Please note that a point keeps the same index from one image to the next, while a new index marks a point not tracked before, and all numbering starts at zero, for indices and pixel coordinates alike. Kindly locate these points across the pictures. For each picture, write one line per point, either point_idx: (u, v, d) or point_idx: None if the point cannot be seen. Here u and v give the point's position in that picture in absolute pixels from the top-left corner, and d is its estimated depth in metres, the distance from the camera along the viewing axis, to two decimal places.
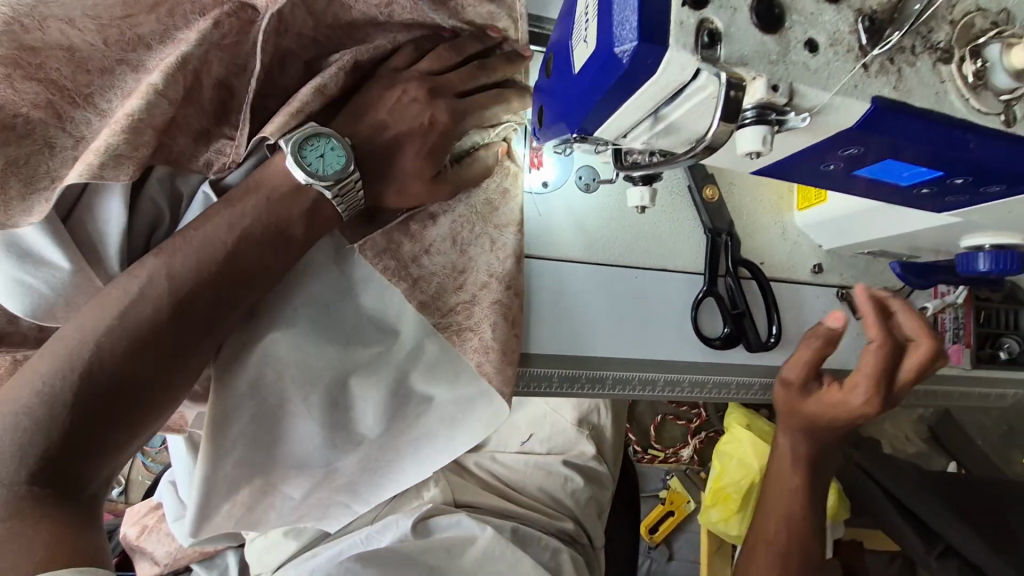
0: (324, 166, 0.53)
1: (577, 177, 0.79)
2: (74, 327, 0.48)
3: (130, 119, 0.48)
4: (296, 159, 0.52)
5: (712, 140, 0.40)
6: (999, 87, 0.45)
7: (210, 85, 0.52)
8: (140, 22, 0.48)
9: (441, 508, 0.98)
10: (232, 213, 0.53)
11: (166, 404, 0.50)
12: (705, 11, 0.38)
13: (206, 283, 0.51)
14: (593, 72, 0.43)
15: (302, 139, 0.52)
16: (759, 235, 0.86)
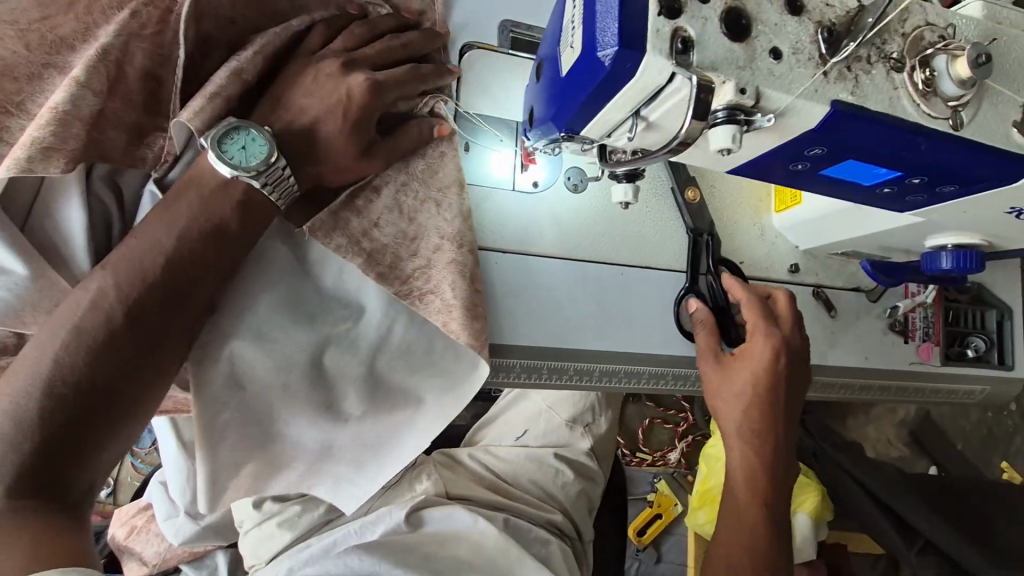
0: (246, 157, 0.59)
1: (566, 177, 0.83)
2: (34, 349, 0.56)
3: (57, 111, 0.54)
4: (217, 154, 0.58)
5: (686, 136, 0.44)
6: (947, 94, 0.49)
7: (135, 76, 0.58)
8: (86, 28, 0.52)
9: (433, 500, 1.01)
10: (167, 217, 0.60)
11: (133, 410, 0.59)
12: (679, 21, 0.42)
13: (149, 290, 0.58)
14: (578, 76, 0.47)
15: (221, 135, 0.58)
16: (737, 236, 0.90)
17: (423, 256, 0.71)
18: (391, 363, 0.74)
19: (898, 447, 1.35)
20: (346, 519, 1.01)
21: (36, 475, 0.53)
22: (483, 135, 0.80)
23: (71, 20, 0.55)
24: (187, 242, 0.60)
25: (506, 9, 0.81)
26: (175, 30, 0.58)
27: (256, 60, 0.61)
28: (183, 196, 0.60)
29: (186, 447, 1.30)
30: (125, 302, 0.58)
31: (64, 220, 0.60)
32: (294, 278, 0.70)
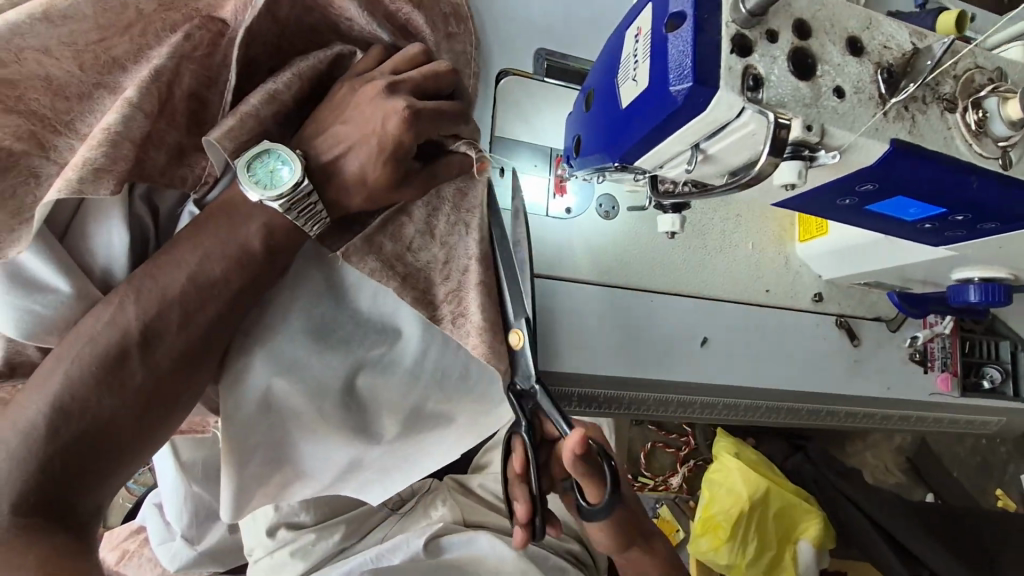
0: (273, 182, 0.57)
1: (597, 205, 0.83)
2: (54, 364, 0.54)
3: (108, 132, 0.53)
4: (246, 178, 0.57)
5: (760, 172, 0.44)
6: (997, 134, 0.50)
7: (181, 97, 0.58)
8: (114, 44, 0.54)
9: (453, 527, 0.99)
10: (191, 237, 0.59)
11: (145, 432, 0.58)
12: (750, 59, 0.43)
13: (167, 306, 0.57)
14: (643, 108, 0.47)
15: (250, 159, 0.57)
16: (765, 265, 0.91)
17: (457, 279, 0.70)
18: (416, 390, 0.74)
19: (895, 474, 1.32)
20: (360, 547, 0.98)
21: (41, 493, 0.51)
22: (515, 159, 0.80)
23: (126, 41, 0.54)
24: (215, 266, 0.59)
25: (541, 38, 0.83)
26: (225, 54, 0.59)
27: (294, 82, 0.61)
28: (216, 221, 0.60)
29: (188, 468, 1.26)
30: (147, 319, 0.57)
31: (101, 240, 0.59)
32: (330, 305, 0.69)
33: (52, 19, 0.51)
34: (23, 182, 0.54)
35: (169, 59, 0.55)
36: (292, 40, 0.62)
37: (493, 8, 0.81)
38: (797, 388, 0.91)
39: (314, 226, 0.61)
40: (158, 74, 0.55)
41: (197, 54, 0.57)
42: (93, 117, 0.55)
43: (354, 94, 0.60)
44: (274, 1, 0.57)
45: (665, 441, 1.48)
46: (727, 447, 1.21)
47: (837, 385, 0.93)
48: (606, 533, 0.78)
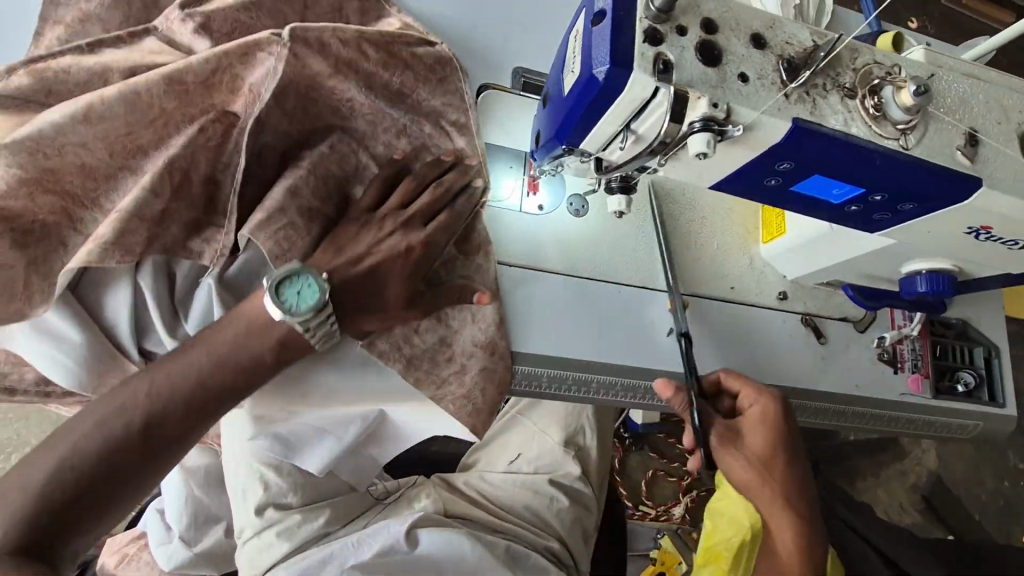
0: (298, 301, 0.68)
1: (568, 204, 0.91)
2: (72, 425, 0.63)
3: (124, 212, 0.65)
4: (275, 299, 0.68)
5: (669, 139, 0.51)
6: (895, 118, 0.57)
7: (196, 180, 0.69)
8: (140, 137, 0.66)
9: (430, 519, 1.01)
10: (214, 336, 0.69)
11: (137, 495, 0.65)
12: (660, 47, 0.51)
13: (185, 395, 0.67)
14: (577, 94, 0.56)
15: (280, 279, 0.68)
16: (732, 263, 0.97)
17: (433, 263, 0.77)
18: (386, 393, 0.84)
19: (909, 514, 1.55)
20: (343, 533, 1.03)
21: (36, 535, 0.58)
22: (491, 168, 0.89)
23: (149, 134, 0.67)
24: (224, 372, 0.68)
25: (520, 59, 0.94)
26: (236, 142, 0.69)
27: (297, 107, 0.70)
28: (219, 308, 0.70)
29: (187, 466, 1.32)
30: (160, 400, 0.66)
31: (113, 305, 0.72)
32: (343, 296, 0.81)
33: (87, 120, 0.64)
34: (52, 249, 0.68)
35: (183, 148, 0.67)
36: (304, 129, 0.72)
37: (477, 32, 0.93)
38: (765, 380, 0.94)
39: (324, 342, 0.72)
40: (173, 162, 0.67)
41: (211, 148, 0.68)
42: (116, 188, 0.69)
43: (359, 224, 0.75)
44: (281, 99, 0.67)
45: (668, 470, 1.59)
46: None
47: (806, 380, 0.96)
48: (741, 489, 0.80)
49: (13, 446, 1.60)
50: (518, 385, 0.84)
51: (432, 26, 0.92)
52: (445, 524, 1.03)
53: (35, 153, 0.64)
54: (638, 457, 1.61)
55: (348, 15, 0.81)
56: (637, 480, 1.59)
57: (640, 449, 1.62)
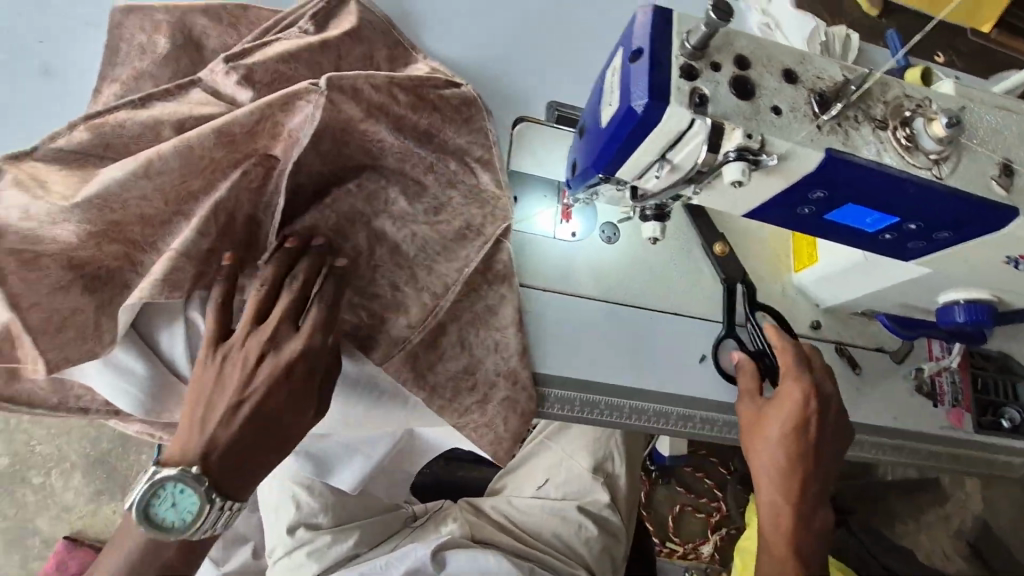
0: (180, 513, 0.57)
1: (601, 231, 0.93)
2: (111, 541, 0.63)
3: (174, 258, 0.68)
4: (156, 524, 0.57)
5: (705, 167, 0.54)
6: (927, 148, 0.58)
7: (241, 221, 0.72)
8: (191, 183, 0.69)
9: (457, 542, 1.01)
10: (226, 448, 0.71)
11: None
12: (696, 82, 0.54)
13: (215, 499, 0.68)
14: (615, 126, 0.59)
15: (146, 502, 0.57)
16: (764, 292, 0.98)
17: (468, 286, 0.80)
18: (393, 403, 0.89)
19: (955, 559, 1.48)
20: (372, 555, 1.03)
21: None
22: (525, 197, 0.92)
23: (200, 179, 0.70)
24: None
25: (552, 93, 0.98)
26: (276, 183, 0.72)
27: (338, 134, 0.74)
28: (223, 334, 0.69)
29: None
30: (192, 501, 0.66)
31: (167, 343, 0.75)
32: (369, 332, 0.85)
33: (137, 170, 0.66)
34: (117, 292, 0.70)
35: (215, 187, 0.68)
36: (337, 167, 0.75)
37: (510, 70, 0.98)
38: None
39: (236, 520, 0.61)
40: (219, 206, 0.70)
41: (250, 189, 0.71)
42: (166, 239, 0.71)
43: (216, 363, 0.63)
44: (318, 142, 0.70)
45: (695, 505, 1.55)
46: None
47: None
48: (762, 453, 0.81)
49: (53, 463, 1.66)
50: (550, 407, 0.85)
51: (462, 69, 0.96)
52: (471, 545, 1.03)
53: (100, 207, 0.66)
54: (665, 490, 1.57)
55: (378, 62, 0.87)
56: (664, 516, 1.55)
57: (666, 482, 1.58)
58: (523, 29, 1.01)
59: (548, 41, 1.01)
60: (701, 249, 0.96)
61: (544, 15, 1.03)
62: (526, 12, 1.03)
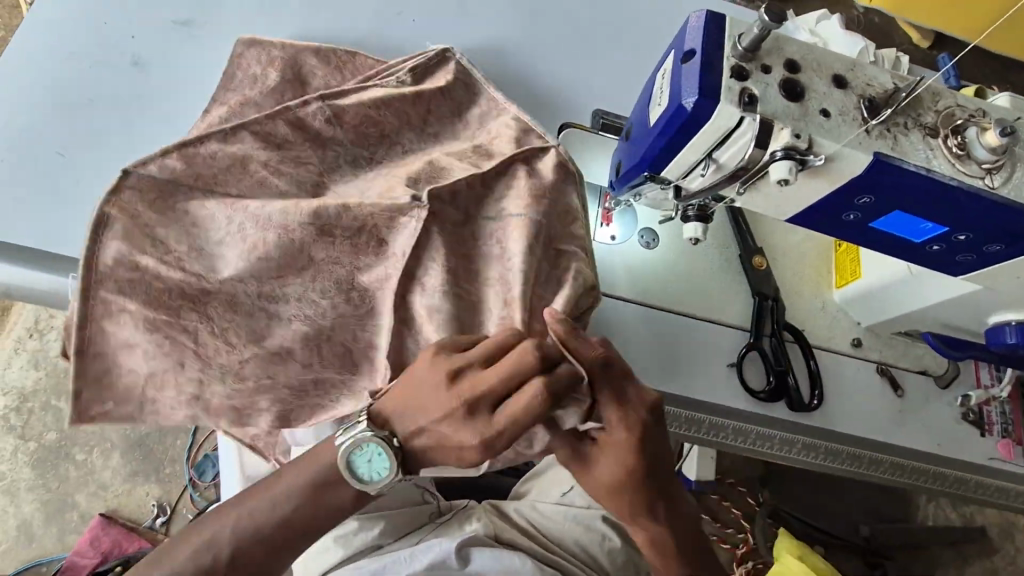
0: (370, 470, 0.62)
1: (640, 236, 0.94)
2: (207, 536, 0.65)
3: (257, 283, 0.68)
4: (348, 473, 0.62)
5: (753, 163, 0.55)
6: (980, 158, 0.58)
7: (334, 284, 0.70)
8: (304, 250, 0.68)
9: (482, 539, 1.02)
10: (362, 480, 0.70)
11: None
12: (746, 83, 0.56)
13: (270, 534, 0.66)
14: (663, 123, 0.61)
15: (349, 456, 0.61)
16: (803, 307, 0.97)
17: None
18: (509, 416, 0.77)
19: None
20: (395, 547, 1.04)
21: None
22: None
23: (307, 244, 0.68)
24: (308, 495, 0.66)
25: (599, 102, 1.01)
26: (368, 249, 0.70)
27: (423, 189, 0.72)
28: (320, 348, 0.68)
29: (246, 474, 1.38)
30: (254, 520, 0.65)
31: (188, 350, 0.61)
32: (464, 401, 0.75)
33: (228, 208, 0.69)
34: None
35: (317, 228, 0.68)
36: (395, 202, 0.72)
37: (560, 79, 1.02)
38: (837, 428, 0.91)
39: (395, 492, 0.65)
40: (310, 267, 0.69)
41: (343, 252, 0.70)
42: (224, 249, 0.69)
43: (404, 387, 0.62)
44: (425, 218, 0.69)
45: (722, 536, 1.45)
46: (790, 548, 1.17)
47: (882, 432, 0.92)
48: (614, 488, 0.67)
49: (97, 442, 1.73)
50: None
51: (513, 76, 1.00)
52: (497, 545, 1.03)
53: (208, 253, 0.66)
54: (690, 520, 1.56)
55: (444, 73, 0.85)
56: None
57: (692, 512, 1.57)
58: (573, 41, 1.05)
59: (597, 53, 1.05)
60: (741, 260, 0.96)
61: (594, 28, 1.07)
62: (577, 26, 1.06)
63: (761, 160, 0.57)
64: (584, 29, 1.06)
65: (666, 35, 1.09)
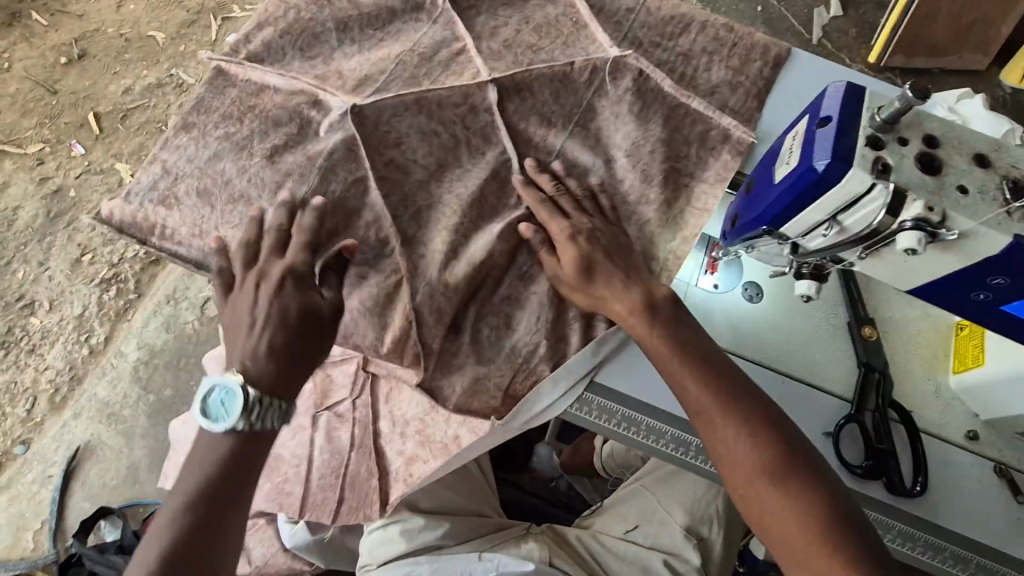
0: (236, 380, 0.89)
1: (743, 289, 0.95)
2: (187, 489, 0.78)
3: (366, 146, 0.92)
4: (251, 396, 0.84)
5: (879, 225, 0.59)
6: None
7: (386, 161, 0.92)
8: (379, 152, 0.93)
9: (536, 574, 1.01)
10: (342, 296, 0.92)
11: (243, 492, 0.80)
12: (881, 152, 0.58)
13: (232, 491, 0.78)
14: (791, 180, 0.63)
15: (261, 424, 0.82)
16: (912, 387, 0.92)
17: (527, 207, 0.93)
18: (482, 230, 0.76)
19: None
20: (456, 549, 1.08)
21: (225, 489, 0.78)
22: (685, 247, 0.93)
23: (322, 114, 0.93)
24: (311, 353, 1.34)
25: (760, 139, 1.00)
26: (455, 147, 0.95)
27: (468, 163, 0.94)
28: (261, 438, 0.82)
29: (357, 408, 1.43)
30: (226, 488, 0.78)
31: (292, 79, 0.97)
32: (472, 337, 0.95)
33: (411, 104, 0.93)
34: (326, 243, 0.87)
35: (527, 84, 0.96)
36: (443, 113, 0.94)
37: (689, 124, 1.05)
38: (940, 523, 0.85)
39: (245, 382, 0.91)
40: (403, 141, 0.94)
41: (576, 52, 1.00)
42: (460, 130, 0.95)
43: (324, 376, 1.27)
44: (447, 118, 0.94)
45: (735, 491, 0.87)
46: None
47: (996, 538, 0.84)
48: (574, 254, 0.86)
49: None
50: (635, 433, 0.88)
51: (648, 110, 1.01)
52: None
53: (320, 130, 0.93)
54: None
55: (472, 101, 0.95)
56: None
57: None
58: (665, 70, 1.02)
59: (706, 84, 1.02)
60: (848, 329, 0.94)
61: (717, 60, 1.04)
62: (704, 55, 1.05)
63: (894, 227, 0.58)
64: (679, 62, 1.04)
65: (794, 80, 1.05)
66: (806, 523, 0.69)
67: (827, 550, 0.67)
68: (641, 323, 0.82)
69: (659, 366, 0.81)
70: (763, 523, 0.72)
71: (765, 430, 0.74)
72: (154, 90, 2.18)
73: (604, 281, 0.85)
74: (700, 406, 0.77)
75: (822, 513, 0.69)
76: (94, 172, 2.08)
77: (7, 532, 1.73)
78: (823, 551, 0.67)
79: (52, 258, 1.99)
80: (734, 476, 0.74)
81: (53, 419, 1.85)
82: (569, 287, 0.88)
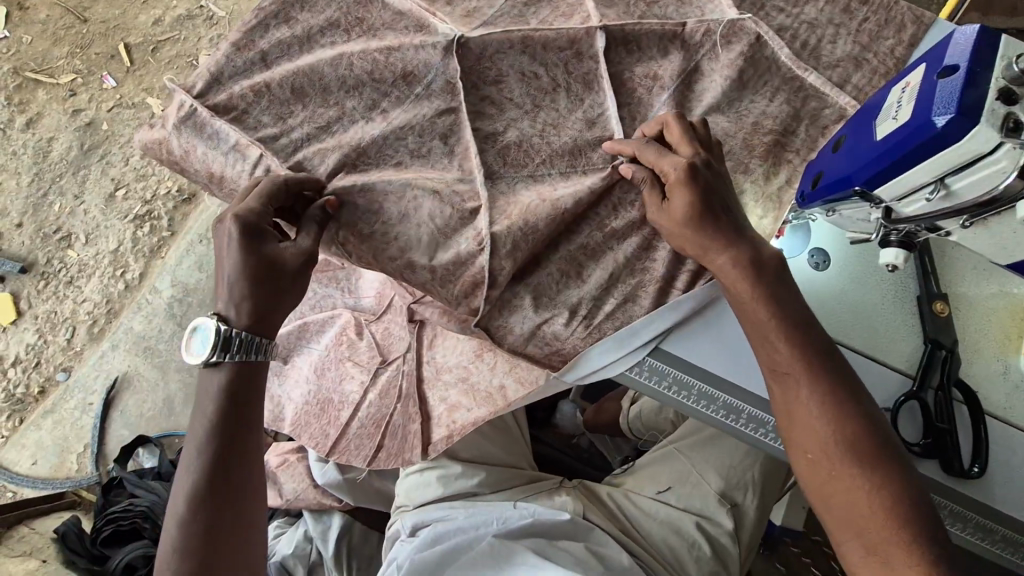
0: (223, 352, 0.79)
1: (809, 256, 0.91)
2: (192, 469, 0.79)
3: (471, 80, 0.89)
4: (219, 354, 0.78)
5: (1002, 190, 0.54)
6: None
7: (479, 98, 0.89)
8: (479, 89, 0.89)
9: (569, 527, 1.03)
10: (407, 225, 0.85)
11: (246, 440, 0.81)
12: (1014, 108, 0.52)
13: (233, 448, 0.79)
14: (899, 137, 0.58)
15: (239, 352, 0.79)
16: (980, 368, 0.88)
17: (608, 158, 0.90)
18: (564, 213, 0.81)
19: None
20: (490, 498, 1.09)
21: (225, 447, 0.79)
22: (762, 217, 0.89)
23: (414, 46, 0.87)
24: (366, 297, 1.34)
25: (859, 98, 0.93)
26: (556, 86, 0.91)
27: (567, 104, 0.91)
28: (218, 471, 0.78)
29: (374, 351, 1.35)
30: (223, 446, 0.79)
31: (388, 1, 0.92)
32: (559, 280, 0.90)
33: (517, 44, 0.89)
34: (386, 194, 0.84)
35: (636, 38, 0.91)
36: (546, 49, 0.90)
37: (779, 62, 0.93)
38: (997, 506, 0.82)
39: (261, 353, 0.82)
40: (512, 79, 0.90)
41: (691, 10, 0.94)
42: (561, 82, 0.91)
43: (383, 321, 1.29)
44: (555, 64, 0.91)
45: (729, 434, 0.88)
46: None
47: None
48: (676, 196, 0.80)
49: None
50: (685, 397, 0.86)
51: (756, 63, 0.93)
52: (580, 536, 1.03)
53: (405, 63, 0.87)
54: (763, 562, 1.56)
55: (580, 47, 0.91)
56: None
57: (766, 555, 1.56)
58: (786, 37, 0.93)
59: (830, 58, 0.94)
60: (919, 303, 0.89)
61: (802, 7, 0.96)
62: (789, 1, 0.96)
63: (1019, 193, 0.53)
64: (803, 30, 0.95)
65: (886, 31, 0.96)
66: (875, 496, 0.68)
67: (889, 522, 0.67)
68: (742, 281, 0.78)
69: (745, 323, 0.78)
70: (825, 491, 0.71)
71: (851, 405, 0.73)
72: (185, 22, 2.11)
73: (708, 234, 0.79)
74: (787, 366, 0.75)
75: (895, 488, 0.68)
76: (126, 106, 2.05)
77: (52, 453, 1.81)
78: (886, 523, 0.67)
79: (87, 191, 1.99)
80: (809, 437, 0.72)
81: (91, 348, 1.90)
82: (671, 225, 0.82)
